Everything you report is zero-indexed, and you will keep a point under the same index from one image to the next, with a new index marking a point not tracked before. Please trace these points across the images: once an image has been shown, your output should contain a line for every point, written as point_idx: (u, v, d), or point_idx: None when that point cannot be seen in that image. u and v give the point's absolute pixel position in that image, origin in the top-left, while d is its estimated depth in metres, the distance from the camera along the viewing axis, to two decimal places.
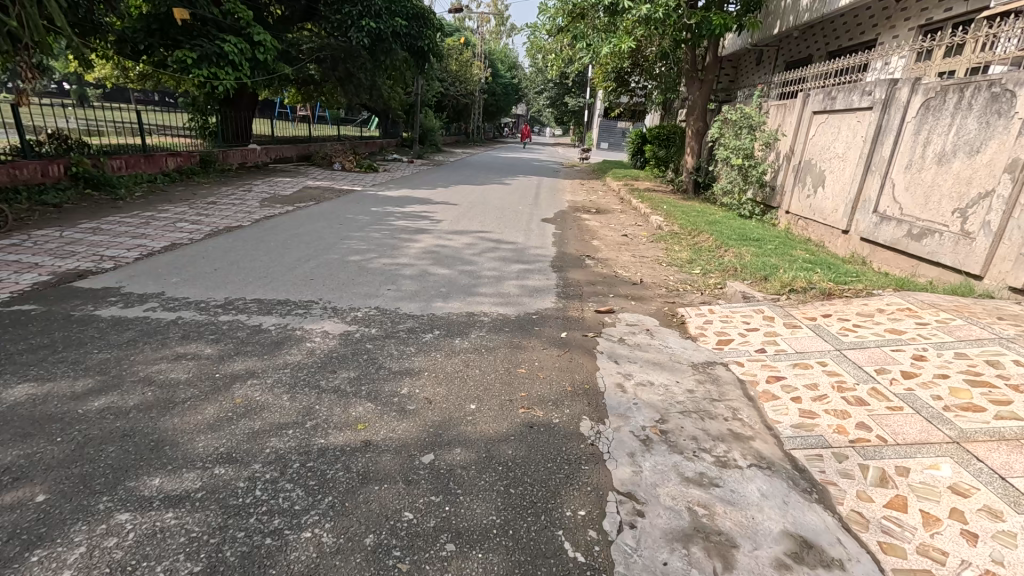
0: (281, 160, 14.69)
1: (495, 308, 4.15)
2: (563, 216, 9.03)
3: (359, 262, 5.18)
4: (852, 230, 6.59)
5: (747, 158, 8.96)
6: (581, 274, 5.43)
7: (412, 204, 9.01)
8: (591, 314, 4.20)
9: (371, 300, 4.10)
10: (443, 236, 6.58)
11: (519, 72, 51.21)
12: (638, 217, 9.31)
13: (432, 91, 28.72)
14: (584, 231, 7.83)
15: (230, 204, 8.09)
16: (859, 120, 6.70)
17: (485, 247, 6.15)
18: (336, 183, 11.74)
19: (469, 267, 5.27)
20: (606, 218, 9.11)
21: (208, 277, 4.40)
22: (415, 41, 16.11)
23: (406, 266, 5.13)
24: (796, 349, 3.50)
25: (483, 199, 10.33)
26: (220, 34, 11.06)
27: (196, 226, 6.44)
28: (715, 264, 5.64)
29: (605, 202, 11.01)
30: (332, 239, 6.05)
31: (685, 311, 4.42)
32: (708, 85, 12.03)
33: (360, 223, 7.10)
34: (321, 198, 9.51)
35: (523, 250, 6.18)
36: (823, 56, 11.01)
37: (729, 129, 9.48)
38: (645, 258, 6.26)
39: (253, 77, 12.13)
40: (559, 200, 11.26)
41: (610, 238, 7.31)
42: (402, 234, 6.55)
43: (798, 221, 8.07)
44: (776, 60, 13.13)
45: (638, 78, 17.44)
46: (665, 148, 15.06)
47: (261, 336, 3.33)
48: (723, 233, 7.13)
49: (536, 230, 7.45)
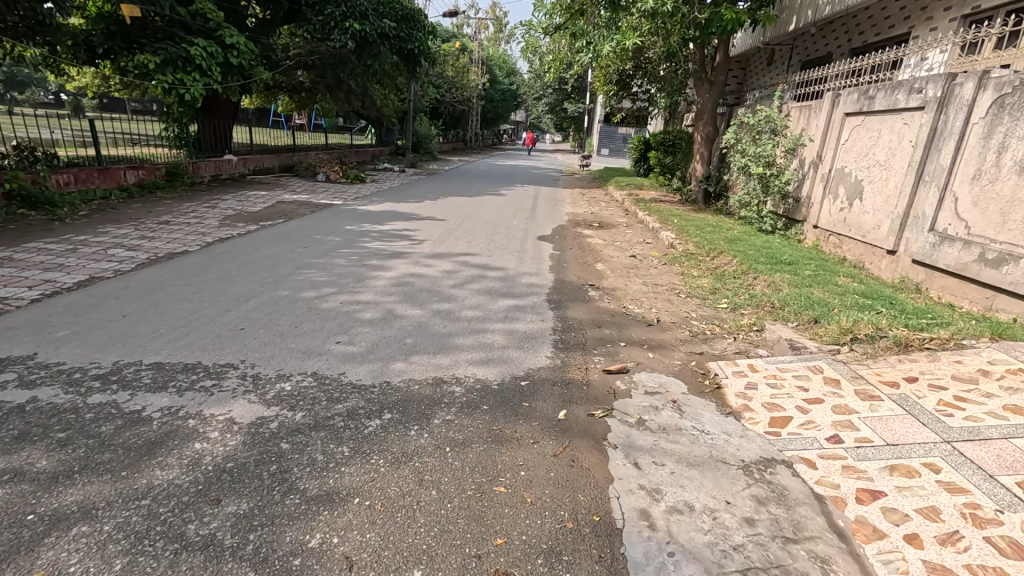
0: (262, 171, 13.82)
1: (471, 371, 3.18)
2: (561, 232, 8.09)
3: (310, 301, 4.22)
4: (901, 249, 5.62)
5: (769, 166, 8.01)
6: (584, 311, 4.48)
7: (394, 221, 8.09)
8: (599, 376, 3.22)
9: (309, 363, 3.13)
10: (420, 261, 5.63)
11: (518, 77, 50.56)
12: (646, 232, 8.39)
13: (427, 97, 27.92)
14: (586, 251, 6.89)
15: (185, 224, 7.17)
16: (907, 122, 5.73)
17: (470, 276, 5.20)
18: (316, 196, 10.86)
19: (446, 305, 4.32)
20: (609, 235, 8.17)
21: (107, 329, 3.44)
22: (405, 45, 15.27)
23: (368, 306, 4.18)
24: (886, 440, 2.50)
25: (474, 213, 9.41)
26: (187, 36, 10.20)
27: (131, 254, 5.50)
28: (746, 298, 4.67)
29: (608, 215, 10.08)
30: (287, 269, 5.09)
31: (718, 367, 3.43)
32: (718, 87, 11.12)
33: (327, 246, 6.16)
34: (293, 214, 8.59)
35: (514, 279, 5.24)
36: (844, 54, 10.10)
37: (745, 135, 8.56)
38: (659, 286, 5.31)
39: (226, 83, 11.27)
40: (558, 212, 10.34)
41: (615, 261, 6.35)
42: (373, 259, 5.61)
43: (829, 237, 7.12)
44: (790, 59, 12.21)
45: (640, 81, 16.60)
46: (671, 155, 14.15)
47: (132, 432, 2.36)
48: (748, 253, 6.19)
49: (530, 251, 6.52)
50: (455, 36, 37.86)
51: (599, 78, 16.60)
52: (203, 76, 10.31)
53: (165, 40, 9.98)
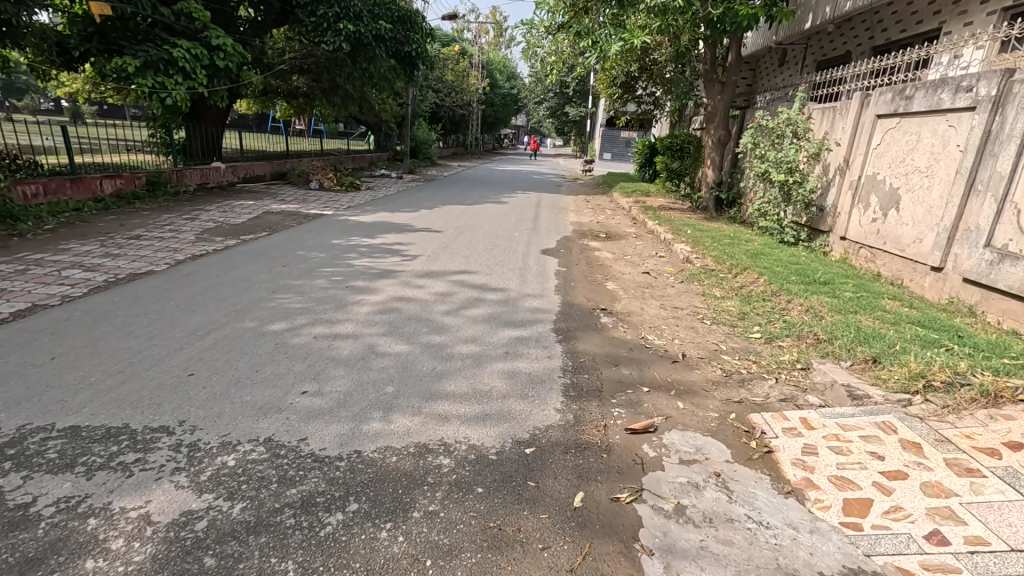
0: (253, 178, 13.27)
1: (466, 432, 2.58)
2: (566, 245, 7.51)
3: (280, 335, 3.64)
4: (949, 267, 5.03)
5: (791, 172, 7.43)
6: (597, 343, 3.89)
7: (386, 234, 7.52)
8: (621, 439, 2.62)
9: (264, 425, 2.53)
10: (411, 282, 5.05)
11: (519, 81, 50.15)
12: (658, 244, 7.81)
13: (426, 101, 27.46)
14: (594, 267, 6.29)
15: (158, 238, 6.59)
16: (954, 125, 5.13)
17: (466, 300, 4.62)
18: (306, 205, 10.31)
19: (438, 338, 3.73)
20: (618, 247, 7.58)
21: (25, 379, 2.85)
22: (402, 47, 14.73)
23: (346, 341, 3.59)
24: (1007, 542, 1.90)
25: (473, 223, 8.84)
26: (170, 38, 9.66)
27: (87, 276, 4.92)
28: (784, 327, 4.07)
29: (615, 225, 9.50)
30: (260, 293, 4.51)
31: (763, 421, 2.84)
32: (730, 88, 10.57)
33: (309, 264, 5.58)
34: (279, 226, 8.02)
35: (516, 303, 4.65)
36: (865, 52, 9.53)
37: (764, 138, 7.97)
38: (679, 311, 4.72)
39: (213, 87, 10.72)
40: (563, 221, 9.76)
41: (627, 279, 5.77)
42: (358, 280, 5.03)
43: (859, 250, 6.53)
44: (805, 59, 11.64)
45: (645, 83, 16.07)
46: (678, 159, 13.59)
47: (4, 545, 1.75)
48: (775, 270, 5.60)
49: (533, 268, 5.93)
50: (454, 40, 37.41)
51: (603, 80, 16.04)
52: (187, 80, 9.77)
53: (147, 42, 9.44)
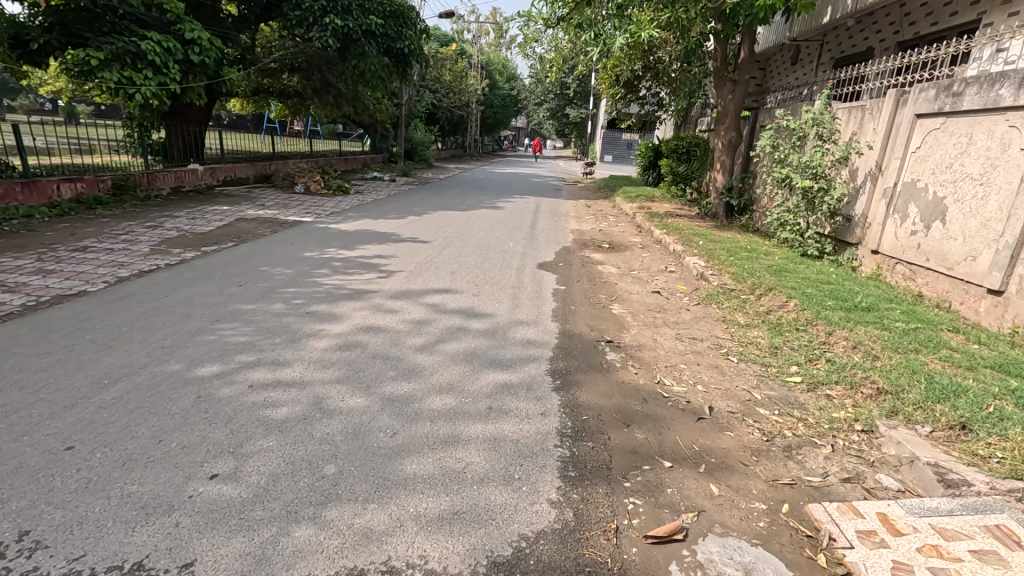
0: (235, 181, 12.56)
1: (423, 546, 1.86)
2: (566, 257, 6.79)
3: (206, 384, 2.91)
4: (1012, 290, 4.33)
5: (817, 178, 6.70)
6: (603, 390, 3.16)
7: (366, 244, 6.80)
8: (639, 554, 1.89)
9: (137, 540, 1.81)
10: (383, 308, 4.32)
11: (518, 83, 49.52)
12: (667, 257, 7.08)
13: (422, 102, 26.79)
14: (597, 285, 5.56)
15: (107, 250, 5.87)
16: (1018, 125, 4.42)
17: (446, 331, 3.89)
18: (286, 210, 9.60)
19: (404, 387, 3.00)
20: (623, 260, 6.85)
21: None
22: (394, 44, 14.04)
23: (287, 393, 2.86)
24: None
25: (464, 232, 8.12)
26: (140, 30, 8.96)
27: (4, 299, 4.19)
28: (830, 370, 3.34)
29: (619, 234, 8.78)
30: (200, 323, 3.78)
31: (828, 518, 2.11)
32: (743, 86, 9.83)
33: (270, 283, 4.85)
34: (250, 235, 7.30)
35: (505, 334, 3.92)
36: (888, 48, 8.85)
37: (784, 140, 7.26)
38: (697, 344, 4.00)
39: (187, 83, 10.01)
40: (562, 229, 9.04)
41: (635, 301, 5.05)
42: (322, 304, 4.31)
43: (893, 265, 5.82)
44: (821, 57, 10.94)
45: (648, 83, 15.41)
46: (684, 163, 12.85)
47: None
48: (804, 290, 4.88)
49: (527, 288, 5.21)
50: (452, 40, 36.80)
51: (604, 79, 15.30)
52: (157, 75, 9.06)
53: (113, 33, 8.73)
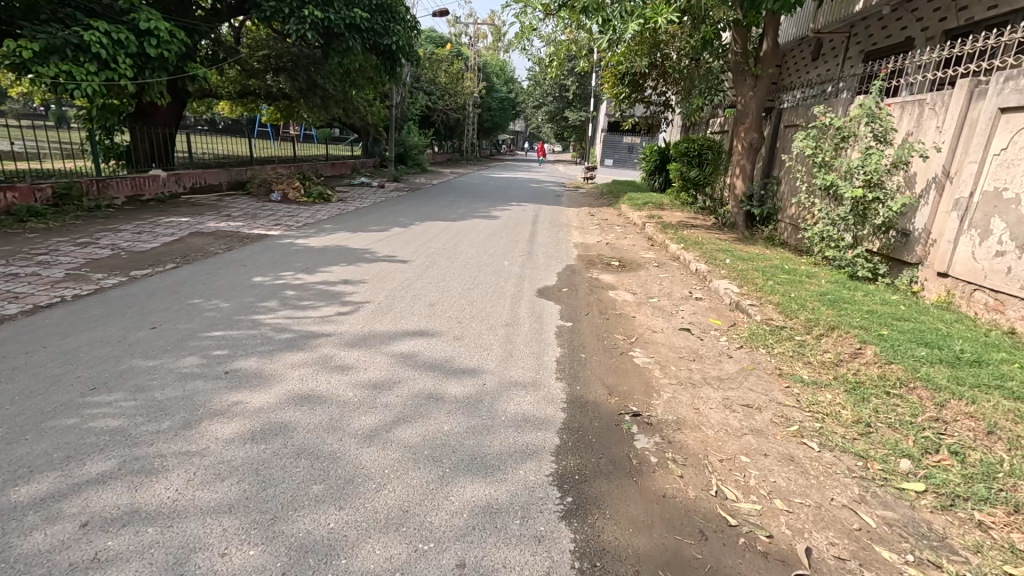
0: (207, 189, 11.51)
1: None
2: (570, 280, 5.73)
3: (13, 520, 1.84)
4: None
5: (871, 186, 5.66)
6: (637, 514, 2.10)
7: (334, 265, 5.73)
8: None
9: None
10: (332, 365, 3.26)
11: (516, 85, 48.63)
12: (690, 279, 6.03)
13: (415, 104, 25.89)
14: (613, 320, 4.51)
15: (10, 275, 4.81)
16: None
17: (412, 404, 2.82)
18: (254, 221, 8.54)
19: (330, 523, 1.93)
20: (638, 283, 5.81)
21: None
22: (380, 40, 12.98)
23: (137, 541, 1.79)
24: None
25: (454, 247, 7.08)
26: (84, 19, 7.94)
27: None
28: (969, 476, 2.29)
29: (629, 249, 7.74)
30: (65, 395, 2.70)
31: None
32: (766, 82, 8.81)
33: (194, 324, 3.78)
34: (201, 253, 6.23)
35: (493, 406, 2.86)
36: (931, 37, 7.85)
37: (824, 142, 6.22)
38: (755, 417, 2.94)
39: (143, 80, 8.97)
40: (564, 244, 8.00)
41: (662, 344, 3.98)
42: (251, 360, 3.25)
43: (969, 292, 4.79)
44: (847, 50, 9.93)
45: (654, 83, 14.42)
46: (696, 167, 11.73)
47: None
48: (878, 330, 3.84)
49: (524, 326, 4.14)
50: (449, 42, 35.96)
51: (608, 76, 14.25)
52: (104, 69, 8.03)
53: (52, 23, 7.71)
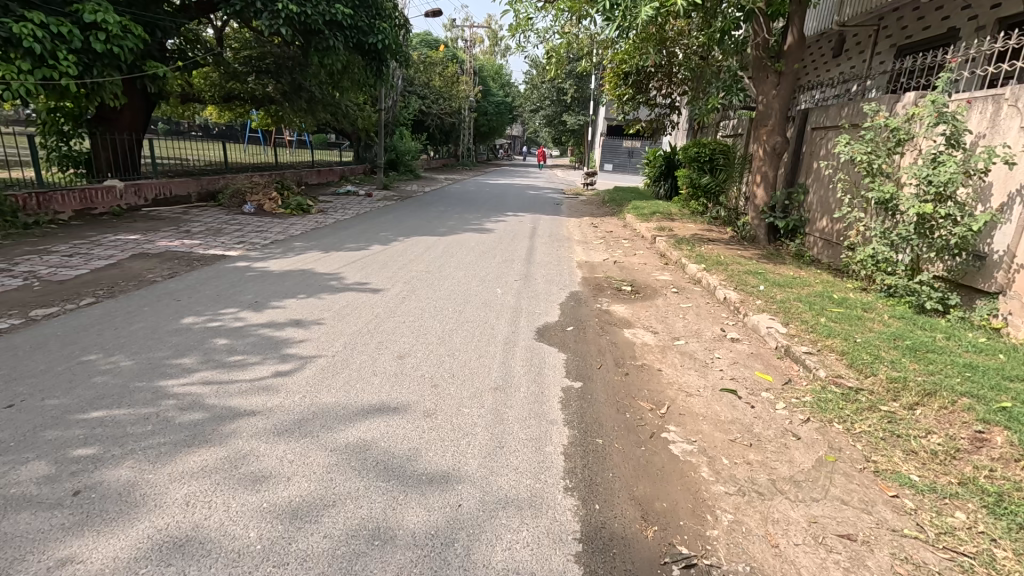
0: (177, 199, 10.52)
1: None
2: (575, 314, 4.76)
3: None
4: None
5: (939, 199, 4.63)
6: None
7: (289, 297, 4.73)
8: None
9: None
10: (243, 474, 2.25)
11: (512, 89, 47.86)
12: (718, 310, 5.04)
13: (408, 108, 25.02)
14: (634, 377, 3.49)
15: None
16: None
17: (346, 557, 1.82)
18: (214, 238, 7.55)
19: None
20: (657, 317, 4.82)
21: None
22: (364, 38, 12.03)
23: None
24: None
25: (438, 270, 6.07)
26: (16, 9, 6.98)
27: None
28: None
29: (641, 270, 6.77)
30: None
31: None
32: (791, 80, 7.88)
33: (69, 399, 2.78)
34: (134, 281, 5.24)
35: (470, 557, 1.86)
36: (980, 27, 6.94)
37: (875, 146, 5.24)
38: (869, 563, 1.95)
39: (92, 80, 8.02)
40: (567, 263, 7.02)
41: (705, 418, 2.98)
42: (124, 467, 2.24)
43: None
44: (876, 45, 9.05)
45: (660, 83, 13.51)
46: (708, 174, 10.90)
47: None
48: (994, 402, 2.88)
49: (520, 392, 3.14)
50: (444, 45, 35.21)
51: (610, 76, 13.30)
52: (40, 67, 7.09)
53: None
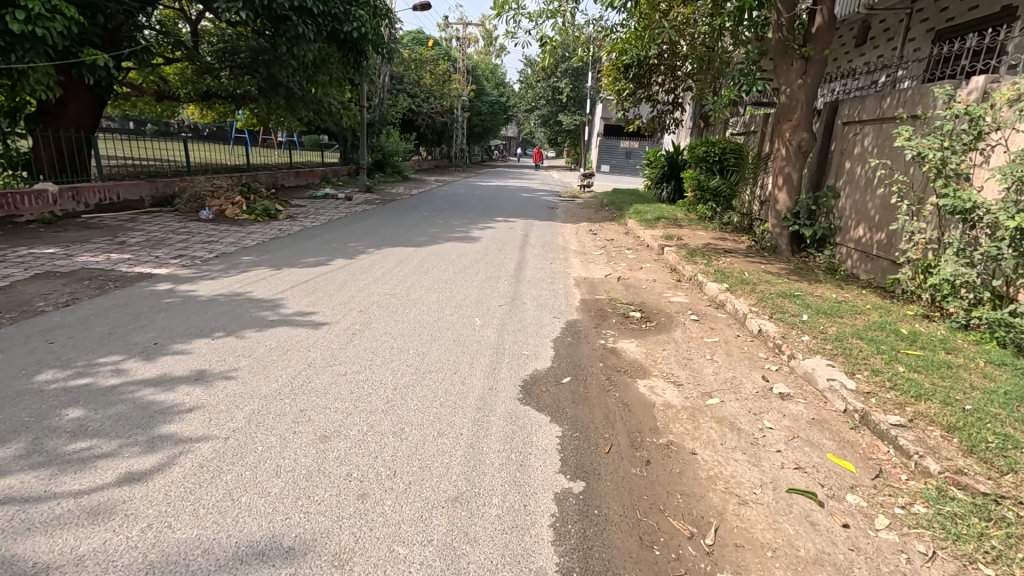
0: (128, 204, 9.44)
1: None
2: (573, 356, 3.69)
3: None
4: None
5: None
6: None
7: (201, 337, 3.63)
8: None
9: None
10: None
11: (506, 89, 46.89)
12: (753, 348, 3.98)
13: (396, 107, 23.97)
14: (658, 471, 2.42)
15: None
16: None
17: None
18: (150, 251, 6.44)
19: None
20: (678, 359, 3.76)
21: None
22: (340, 26, 11.01)
23: None
24: None
25: (404, 293, 4.99)
26: None
27: None
28: None
29: (649, 289, 5.72)
30: None
31: None
32: (818, 67, 6.86)
33: None
34: (14, 311, 4.14)
35: None
36: None
37: (946, 140, 4.19)
38: None
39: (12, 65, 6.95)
40: (563, 280, 5.95)
41: (777, 557, 1.91)
42: None
43: None
44: (909, 31, 8.14)
45: (662, 77, 12.51)
46: (718, 175, 10.04)
47: None
48: None
49: (491, 509, 2.07)
50: (435, 43, 34.29)
51: (609, 70, 12.27)
52: None
53: None
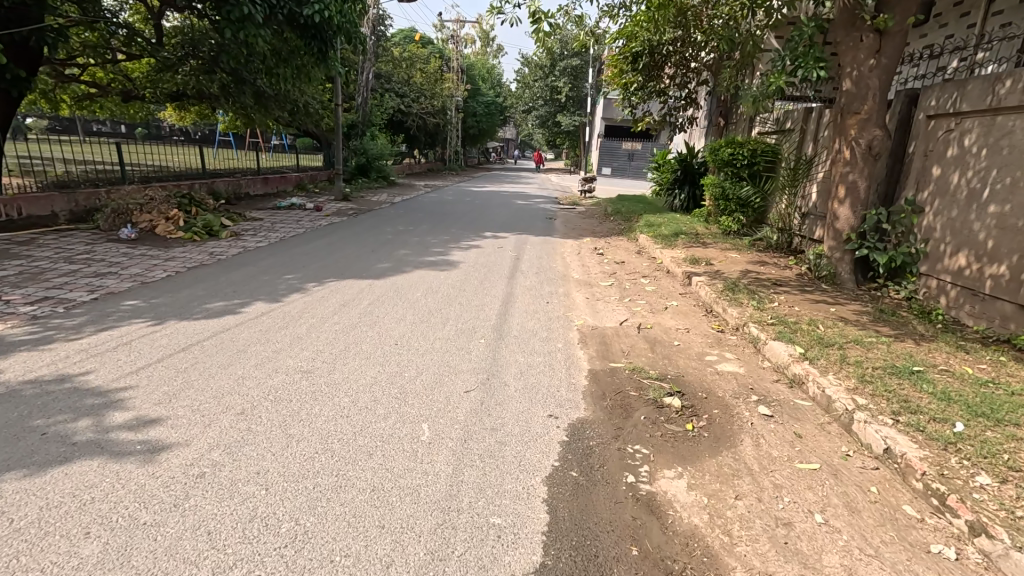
0: (38, 220, 7.86)
1: None
2: (586, 531, 2.04)
3: None
4: None
5: None
6: None
7: None
8: None
9: None
10: None
11: (503, 89, 45.36)
12: (888, 492, 2.34)
13: (382, 107, 22.40)
14: None
15: None
16: None
17: None
18: (8, 291, 4.79)
19: None
20: (769, 528, 2.11)
21: None
22: (298, 9, 9.46)
23: None
24: None
25: (325, 370, 3.34)
26: None
27: None
28: None
29: (684, 350, 4.08)
30: None
31: None
32: (898, 42, 5.22)
33: None
34: None
35: None
36: None
37: None
38: None
39: None
40: (565, 332, 4.32)
41: None
42: None
43: None
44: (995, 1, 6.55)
45: (675, 67, 10.94)
46: (747, 182, 8.51)
47: None
48: None
49: None
50: (426, 40, 32.81)
51: (614, 60, 10.64)
52: None
53: None
